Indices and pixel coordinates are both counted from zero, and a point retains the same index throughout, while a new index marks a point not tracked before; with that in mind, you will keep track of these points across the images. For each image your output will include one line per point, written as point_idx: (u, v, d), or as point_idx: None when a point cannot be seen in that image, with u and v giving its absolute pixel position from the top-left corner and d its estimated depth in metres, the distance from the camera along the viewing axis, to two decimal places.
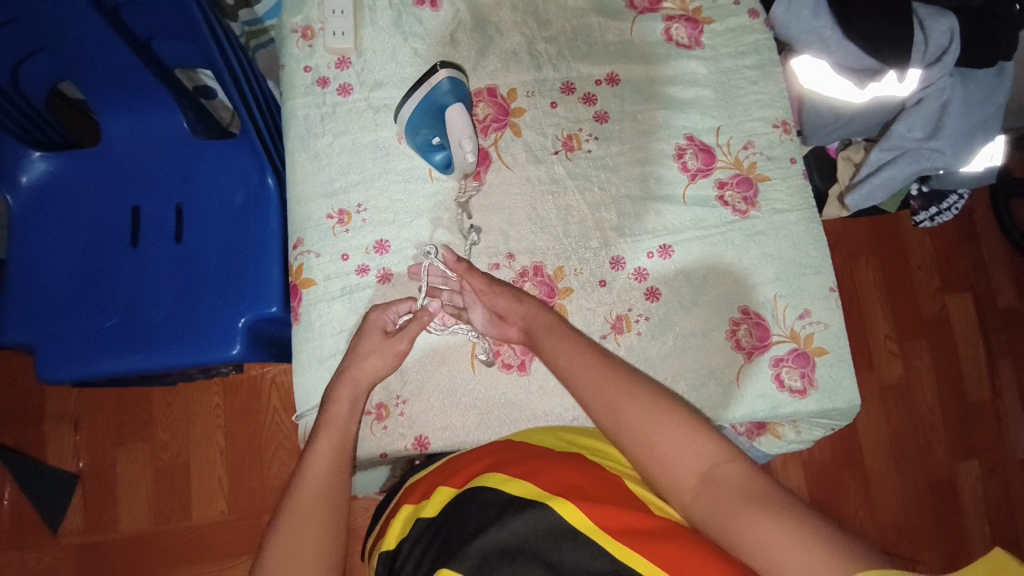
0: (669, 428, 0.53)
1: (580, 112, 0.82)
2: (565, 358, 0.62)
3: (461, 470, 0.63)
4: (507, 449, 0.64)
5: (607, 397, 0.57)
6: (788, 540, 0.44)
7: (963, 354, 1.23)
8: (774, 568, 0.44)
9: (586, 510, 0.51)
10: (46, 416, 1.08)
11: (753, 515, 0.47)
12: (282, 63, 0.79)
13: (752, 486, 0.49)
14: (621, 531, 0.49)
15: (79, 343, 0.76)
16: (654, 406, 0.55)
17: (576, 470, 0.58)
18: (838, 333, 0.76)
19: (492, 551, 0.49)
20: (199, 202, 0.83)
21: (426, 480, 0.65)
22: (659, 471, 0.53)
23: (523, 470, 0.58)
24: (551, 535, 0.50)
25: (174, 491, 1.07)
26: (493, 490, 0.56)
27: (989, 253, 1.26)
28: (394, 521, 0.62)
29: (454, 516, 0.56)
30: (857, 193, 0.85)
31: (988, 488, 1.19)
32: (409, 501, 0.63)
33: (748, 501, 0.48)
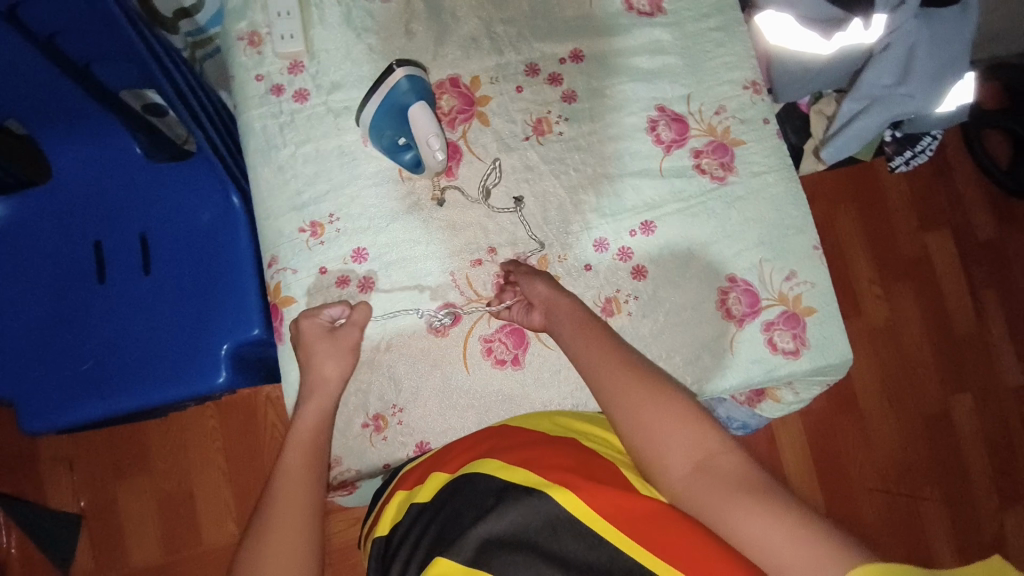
0: (667, 417, 0.54)
1: (547, 94, 0.80)
2: (571, 346, 0.63)
3: (456, 456, 0.63)
4: (504, 434, 0.64)
5: (609, 386, 0.58)
6: (780, 533, 0.47)
7: (947, 289, 1.24)
8: (765, 557, 0.47)
9: (581, 495, 0.52)
10: (40, 460, 1.05)
11: (747, 508, 0.49)
12: (231, 73, 0.76)
13: (744, 477, 0.51)
14: (617, 518, 0.51)
15: (60, 388, 0.74)
16: (654, 393, 0.56)
17: (570, 454, 0.58)
18: (826, 291, 0.77)
19: (489, 538, 0.50)
20: (165, 228, 0.80)
21: (419, 467, 0.65)
22: (654, 456, 0.54)
23: (521, 457, 0.58)
24: (551, 526, 0.50)
25: (181, 518, 1.06)
26: (491, 478, 0.56)
27: (965, 188, 1.27)
28: (389, 507, 0.63)
29: (449, 504, 0.56)
30: (831, 147, 0.84)
31: (984, 418, 1.22)
32: (403, 487, 0.64)
33: (740, 492, 0.50)
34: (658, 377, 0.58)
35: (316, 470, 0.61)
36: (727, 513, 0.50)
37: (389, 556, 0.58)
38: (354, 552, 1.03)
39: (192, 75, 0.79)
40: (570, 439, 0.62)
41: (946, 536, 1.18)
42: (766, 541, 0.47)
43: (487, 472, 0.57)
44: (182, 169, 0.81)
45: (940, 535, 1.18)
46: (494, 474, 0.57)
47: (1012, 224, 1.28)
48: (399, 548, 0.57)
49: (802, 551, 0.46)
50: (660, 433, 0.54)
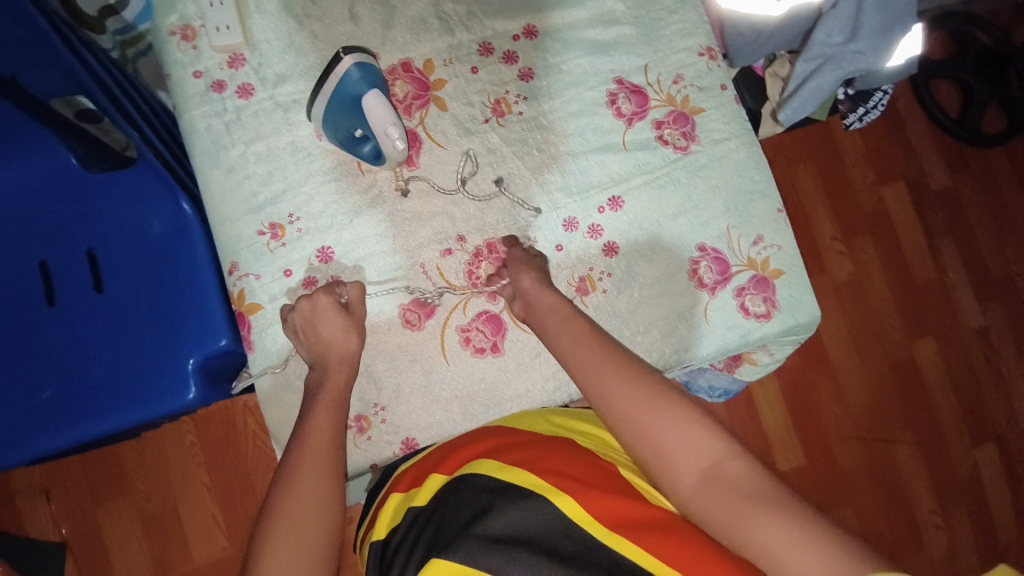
0: (669, 422, 0.53)
1: (503, 74, 0.78)
2: (562, 347, 0.61)
3: (451, 456, 0.63)
4: (499, 437, 0.64)
5: (604, 388, 0.56)
6: (793, 541, 0.45)
7: (905, 240, 1.29)
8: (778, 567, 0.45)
9: (579, 499, 0.52)
10: (10, 493, 1.01)
11: (758, 516, 0.47)
12: (166, 72, 0.71)
13: (753, 485, 0.49)
14: (618, 520, 0.51)
15: (17, 421, 0.70)
16: (653, 396, 0.55)
17: (568, 456, 0.59)
18: (792, 252, 0.78)
19: (487, 535, 0.50)
20: (114, 243, 0.76)
21: (415, 469, 0.65)
22: (659, 462, 0.53)
23: (516, 458, 0.59)
24: (547, 526, 0.51)
25: (168, 537, 1.03)
26: (486, 477, 0.57)
27: (915, 139, 1.31)
28: (384, 511, 0.63)
29: (444, 506, 0.56)
30: (789, 107, 0.86)
31: (947, 359, 1.29)
32: (399, 489, 0.64)
33: (748, 501, 0.48)
34: (658, 380, 0.56)
35: None
36: (736, 523, 0.48)
37: (386, 560, 0.57)
38: (351, 551, 1.02)
39: (124, 77, 0.74)
40: (570, 440, 0.63)
41: (920, 475, 1.25)
42: (779, 555, 0.45)
43: (480, 472, 0.57)
44: (126, 178, 0.77)
45: (913, 474, 1.24)
46: (490, 473, 0.57)
47: (960, 171, 1.32)
48: (396, 553, 0.56)
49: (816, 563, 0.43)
50: (664, 439, 0.53)
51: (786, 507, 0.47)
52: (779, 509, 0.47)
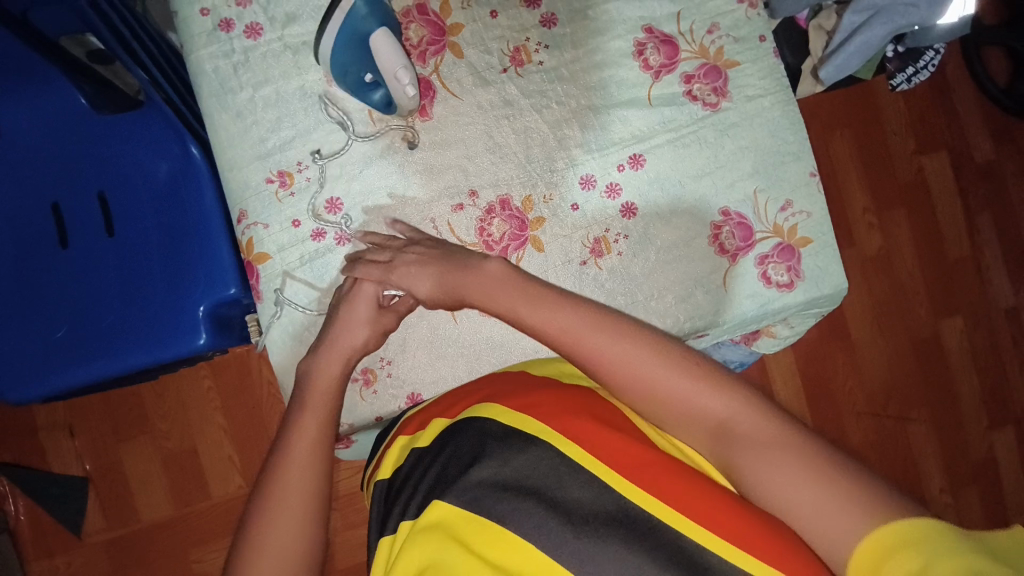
0: (676, 383, 0.52)
1: (524, 19, 0.73)
2: (556, 303, 0.57)
3: (458, 402, 0.62)
4: (504, 380, 0.62)
5: (610, 351, 0.53)
6: (817, 493, 0.45)
7: (942, 213, 1.22)
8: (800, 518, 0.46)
9: (586, 443, 0.51)
10: (39, 427, 1.05)
11: (781, 468, 0.47)
12: (173, 9, 0.68)
13: (773, 436, 0.49)
14: (632, 469, 0.49)
15: (35, 359, 0.72)
16: (662, 358, 0.53)
17: (584, 400, 0.57)
18: (821, 220, 0.74)
19: (492, 483, 0.50)
20: (124, 186, 0.75)
21: (422, 412, 0.64)
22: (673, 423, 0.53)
23: (523, 402, 0.57)
24: (554, 472, 0.50)
25: (187, 474, 1.07)
26: (491, 422, 0.55)
27: (962, 106, 1.22)
28: (390, 452, 0.62)
29: (449, 447, 0.56)
30: (831, 65, 0.79)
31: (974, 342, 1.24)
32: (404, 432, 0.63)
33: (763, 460, 0.48)
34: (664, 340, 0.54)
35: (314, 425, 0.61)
36: (754, 481, 0.48)
37: (392, 497, 0.58)
38: (360, 498, 1.04)
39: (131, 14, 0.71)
40: (583, 387, 0.60)
41: (934, 456, 1.22)
42: (799, 512, 0.46)
43: (484, 416, 0.56)
44: (134, 120, 0.75)
45: (928, 452, 1.22)
46: (495, 419, 0.55)
47: (1009, 142, 1.24)
48: (401, 490, 0.57)
49: (838, 513, 0.44)
50: (673, 403, 0.52)
51: (810, 459, 0.47)
52: (793, 467, 0.47)
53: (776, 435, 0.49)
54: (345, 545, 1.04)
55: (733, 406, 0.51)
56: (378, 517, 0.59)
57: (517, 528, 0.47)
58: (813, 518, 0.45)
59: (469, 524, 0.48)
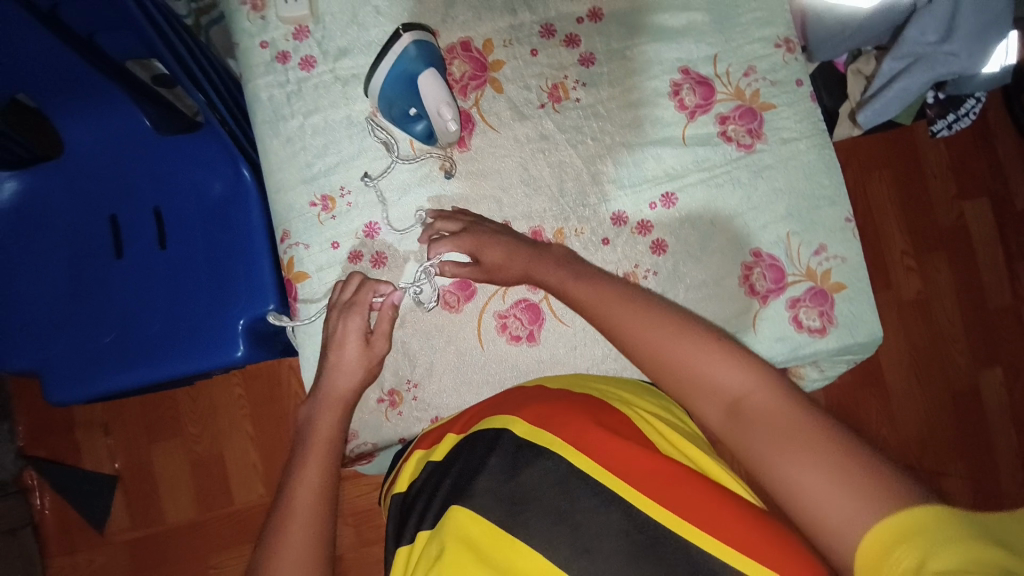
0: (688, 353, 0.51)
1: (563, 58, 0.75)
2: (584, 299, 0.60)
3: (468, 417, 0.63)
4: (517, 394, 0.63)
5: (637, 327, 0.55)
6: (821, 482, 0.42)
7: (983, 259, 1.18)
8: (803, 507, 0.42)
9: (594, 453, 0.52)
10: (75, 424, 1.10)
11: (787, 453, 0.44)
12: (234, 40, 0.73)
13: (786, 420, 0.45)
14: (643, 481, 0.50)
15: (82, 362, 0.76)
16: (684, 333, 0.53)
17: (598, 410, 0.57)
18: (856, 266, 0.73)
19: (502, 492, 0.51)
20: (178, 201, 0.80)
21: (439, 427, 0.66)
22: (685, 398, 0.52)
23: (534, 414, 0.57)
24: (562, 486, 0.50)
25: (210, 480, 1.10)
26: (506, 433, 0.56)
27: (1005, 151, 1.20)
28: (408, 464, 0.63)
29: (460, 459, 0.57)
30: (870, 109, 0.79)
31: (1015, 393, 1.18)
32: (422, 446, 0.64)
33: (779, 432, 0.45)
34: (684, 322, 0.54)
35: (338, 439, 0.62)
36: (765, 457, 0.45)
37: (406, 509, 0.58)
38: (377, 515, 1.05)
39: (195, 43, 0.77)
40: (590, 396, 0.60)
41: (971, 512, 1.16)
42: (812, 497, 0.42)
43: (497, 427, 0.57)
44: (191, 142, 0.80)
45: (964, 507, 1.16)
46: (509, 428, 0.56)
47: None
48: (416, 501, 0.57)
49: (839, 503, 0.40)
50: (686, 373, 0.51)
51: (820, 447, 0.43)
52: (808, 445, 0.43)
53: (792, 411, 0.46)
54: (358, 562, 1.04)
55: (751, 381, 0.49)
56: (395, 528, 0.58)
57: (527, 537, 0.48)
58: (814, 505, 0.42)
59: (479, 527, 0.49)
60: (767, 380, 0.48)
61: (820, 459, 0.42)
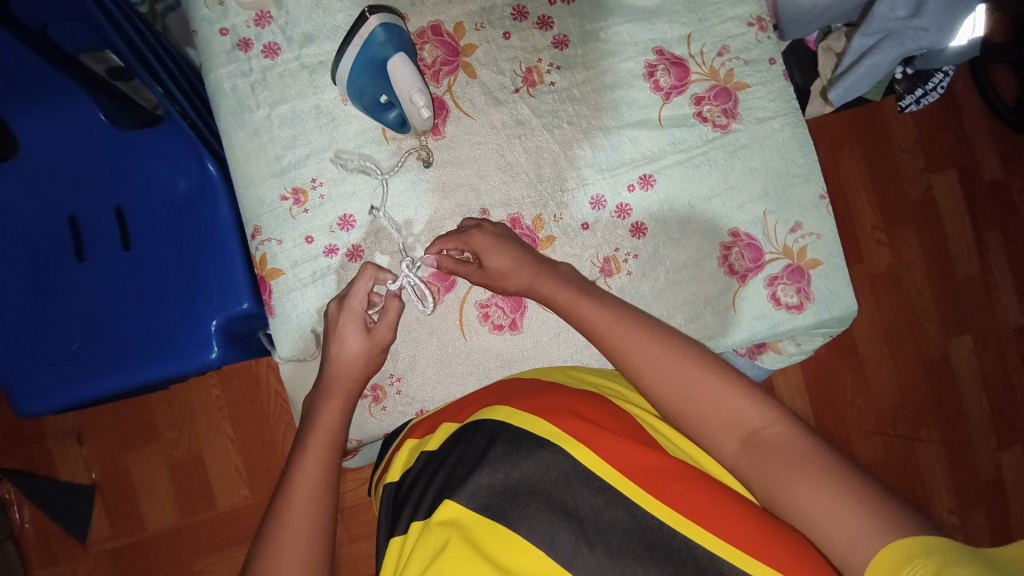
0: (705, 388, 0.54)
1: (537, 40, 0.74)
2: (598, 324, 0.60)
3: (467, 406, 0.62)
4: (510, 386, 0.63)
5: (650, 361, 0.57)
6: (831, 507, 0.46)
7: (951, 232, 1.22)
8: (815, 530, 0.46)
9: (597, 449, 0.52)
10: (47, 434, 1.06)
11: (799, 482, 0.48)
12: (193, 28, 0.70)
13: (797, 451, 0.50)
14: (646, 479, 0.51)
15: (48, 370, 0.73)
16: (698, 365, 0.56)
17: (595, 404, 0.58)
18: (831, 242, 0.74)
19: (503, 486, 0.51)
20: (141, 200, 0.77)
21: (431, 417, 0.65)
22: (700, 430, 0.54)
23: (530, 404, 0.58)
24: (565, 478, 0.51)
25: (192, 485, 1.07)
26: (505, 426, 0.56)
27: (970, 124, 1.23)
28: (399, 454, 0.63)
29: (457, 449, 0.56)
30: (841, 86, 0.80)
31: (983, 360, 1.23)
32: (414, 435, 0.64)
33: (793, 464, 0.49)
34: (695, 352, 0.57)
35: (321, 439, 0.61)
36: (782, 487, 0.49)
37: (399, 501, 0.58)
38: (365, 511, 1.04)
39: (151, 33, 0.73)
40: (592, 394, 0.61)
41: (942, 475, 1.21)
42: (826, 523, 0.46)
43: (498, 419, 0.56)
44: (152, 137, 0.77)
45: (937, 472, 1.21)
46: (506, 421, 0.56)
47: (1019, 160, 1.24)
48: (409, 494, 0.57)
49: (847, 528, 0.45)
50: (704, 408, 0.54)
51: (829, 475, 0.47)
52: (819, 475, 0.47)
53: (803, 443, 0.50)
54: (349, 558, 1.03)
55: (765, 415, 0.52)
56: (388, 519, 0.59)
57: (529, 534, 0.48)
58: (826, 527, 0.46)
59: (483, 527, 0.49)
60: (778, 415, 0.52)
61: (829, 486, 0.47)
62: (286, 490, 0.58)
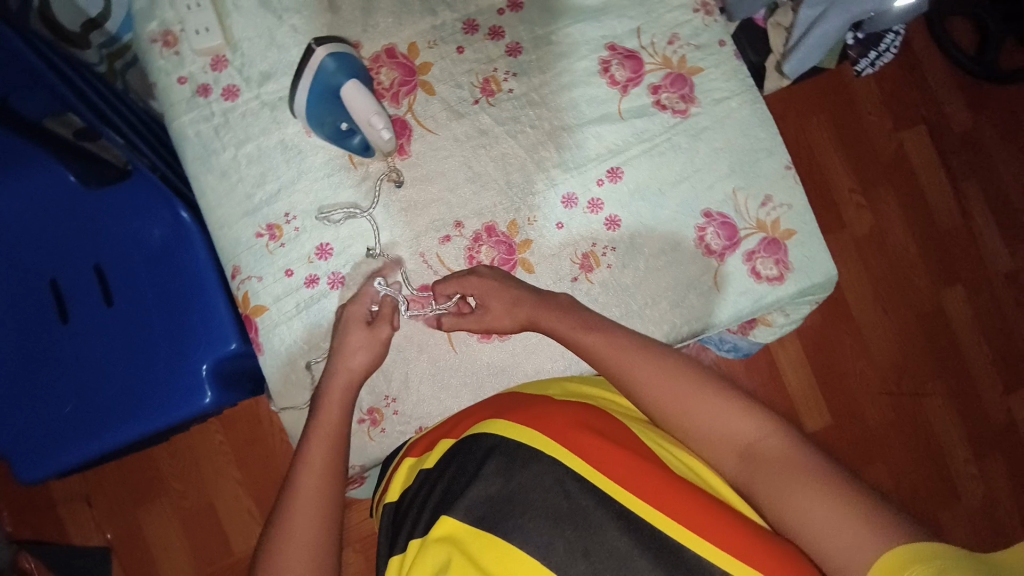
0: (702, 403, 0.56)
1: (490, 50, 0.75)
2: (599, 337, 0.62)
3: (462, 421, 0.62)
4: (508, 398, 0.63)
5: (646, 377, 0.59)
6: (827, 515, 0.46)
7: (928, 185, 1.23)
8: (812, 539, 0.46)
9: (586, 456, 0.53)
10: (56, 500, 1.06)
11: (796, 491, 0.48)
12: (151, 80, 0.71)
13: (794, 460, 0.50)
14: (645, 491, 0.51)
15: (44, 435, 0.72)
16: (692, 380, 0.58)
17: (592, 414, 0.59)
18: (803, 211, 0.75)
19: (497, 497, 0.52)
20: (119, 256, 0.77)
21: (429, 434, 0.65)
22: (700, 446, 0.56)
23: (524, 416, 0.58)
24: (559, 487, 0.52)
25: (207, 533, 1.06)
26: (497, 438, 0.56)
27: (932, 78, 1.25)
28: (397, 473, 0.63)
29: (454, 464, 0.57)
30: (794, 59, 0.82)
31: (978, 308, 1.24)
32: (413, 452, 0.64)
33: (789, 474, 0.50)
34: (688, 366, 0.59)
35: None
36: (780, 496, 0.49)
37: (399, 518, 0.59)
38: None
39: (110, 90, 0.74)
40: (588, 403, 0.61)
41: (954, 425, 1.21)
42: (818, 530, 0.46)
43: (494, 433, 0.56)
44: (124, 193, 0.78)
45: (948, 424, 1.21)
46: (502, 433, 0.56)
47: (984, 109, 1.26)
48: (409, 509, 0.58)
49: (843, 536, 0.45)
50: (702, 423, 0.56)
51: (826, 483, 0.48)
52: (815, 484, 0.48)
53: (801, 456, 0.51)
54: None
55: (762, 429, 0.53)
56: (387, 539, 0.59)
57: (522, 544, 0.49)
58: (822, 535, 0.46)
59: (479, 539, 0.49)
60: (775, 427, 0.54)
61: (825, 496, 0.47)
62: (276, 532, 0.56)
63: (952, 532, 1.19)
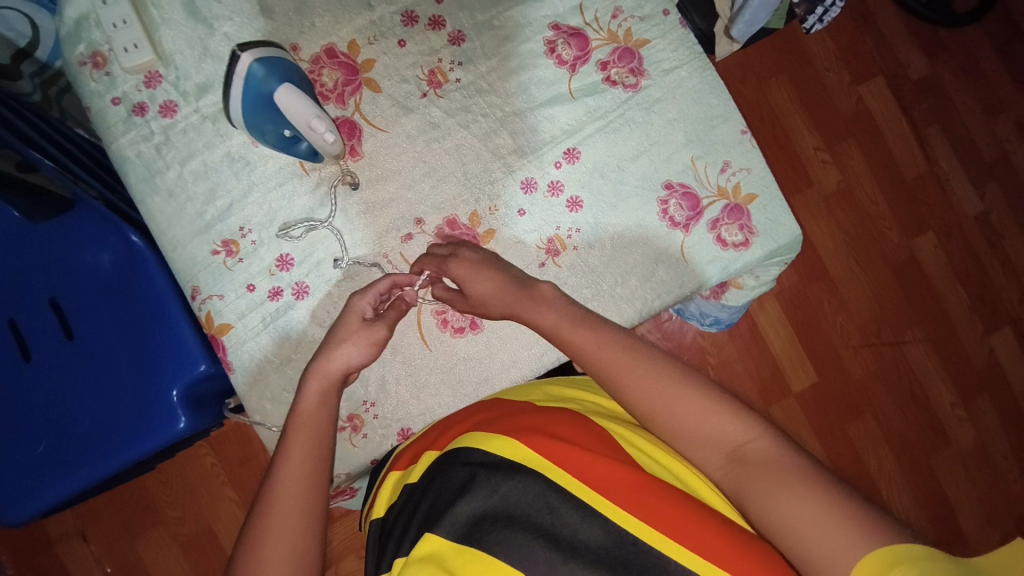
0: (691, 406, 0.55)
1: (433, 41, 0.74)
2: (581, 336, 0.61)
3: (446, 432, 0.63)
4: (492, 408, 0.63)
5: (629, 377, 0.58)
6: (813, 521, 0.46)
7: (891, 137, 1.24)
8: (796, 544, 0.46)
9: (573, 470, 0.53)
10: (52, 539, 1.04)
11: (780, 496, 0.48)
12: (84, 104, 0.69)
13: (779, 464, 0.50)
14: (628, 500, 0.51)
15: (20, 479, 0.71)
16: (678, 382, 0.57)
17: (573, 423, 0.59)
18: (763, 174, 0.75)
19: (481, 511, 0.52)
20: (74, 289, 0.75)
21: (413, 446, 0.66)
22: (687, 446, 0.55)
23: (506, 427, 0.58)
24: (542, 500, 0.52)
25: (209, 556, 1.05)
26: (478, 451, 0.56)
27: (886, 28, 1.25)
28: (384, 488, 0.64)
29: (436, 481, 0.56)
30: (740, 23, 0.82)
31: (950, 253, 1.26)
32: (398, 466, 0.64)
33: (776, 478, 0.49)
34: (673, 364, 0.59)
35: None
36: (766, 502, 0.49)
37: (385, 535, 0.58)
38: None
39: (45, 120, 0.72)
40: (571, 409, 0.62)
41: (937, 370, 1.24)
42: (804, 534, 0.46)
43: (472, 446, 0.57)
44: (73, 224, 0.76)
45: (931, 370, 1.24)
46: (481, 446, 0.56)
47: (939, 54, 1.27)
48: (395, 525, 0.58)
49: (828, 541, 0.45)
50: (689, 425, 0.55)
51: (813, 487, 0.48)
52: (800, 487, 0.48)
53: (788, 456, 0.51)
54: None
55: (749, 431, 0.53)
56: (374, 555, 0.59)
57: (506, 557, 0.48)
58: (808, 538, 0.46)
59: (459, 556, 0.49)
60: (764, 431, 0.53)
61: (809, 500, 0.47)
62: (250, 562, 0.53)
63: (944, 473, 1.22)
